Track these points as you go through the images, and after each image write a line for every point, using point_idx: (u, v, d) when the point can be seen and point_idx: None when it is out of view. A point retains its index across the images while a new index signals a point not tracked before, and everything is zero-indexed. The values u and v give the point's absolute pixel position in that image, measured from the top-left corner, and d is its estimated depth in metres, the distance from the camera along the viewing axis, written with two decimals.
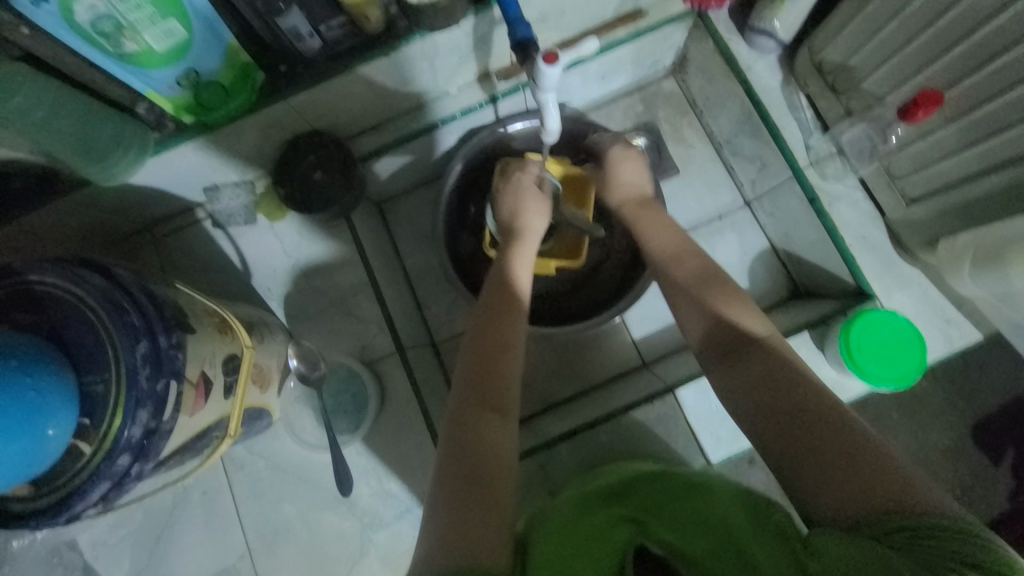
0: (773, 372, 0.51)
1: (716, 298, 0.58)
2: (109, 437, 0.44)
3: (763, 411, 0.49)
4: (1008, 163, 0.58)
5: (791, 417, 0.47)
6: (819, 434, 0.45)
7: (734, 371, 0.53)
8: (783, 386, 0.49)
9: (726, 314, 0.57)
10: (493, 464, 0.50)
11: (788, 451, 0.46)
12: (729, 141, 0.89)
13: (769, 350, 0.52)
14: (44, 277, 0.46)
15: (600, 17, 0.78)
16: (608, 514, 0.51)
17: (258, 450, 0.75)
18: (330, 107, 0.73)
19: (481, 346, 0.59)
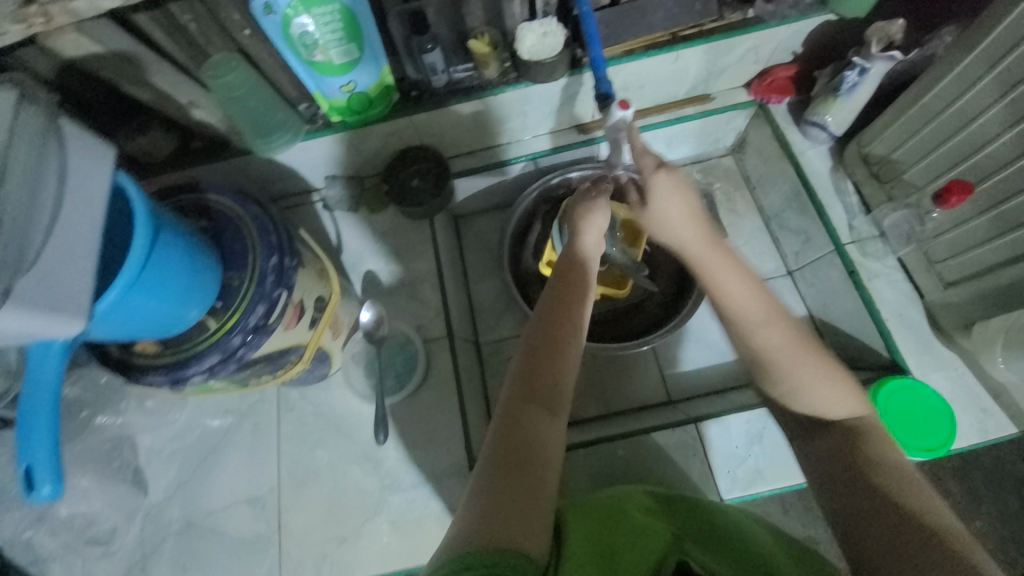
0: (833, 428, 0.56)
1: (775, 344, 0.59)
2: (233, 319, 0.56)
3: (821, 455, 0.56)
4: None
5: (862, 481, 0.52)
6: (877, 499, 0.50)
7: (812, 424, 0.58)
8: (858, 459, 0.53)
9: (792, 372, 0.58)
10: (538, 454, 0.52)
11: (844, 493, 0.53)
12: (777, 215, 0.97)
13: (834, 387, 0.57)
14: (219, 197, 0.62)
15: (673, 94, 0.93)
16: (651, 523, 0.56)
17: (309, 397, 0.84)
18: (440, 128, 0.89)
19: (537, 361, 0.58)
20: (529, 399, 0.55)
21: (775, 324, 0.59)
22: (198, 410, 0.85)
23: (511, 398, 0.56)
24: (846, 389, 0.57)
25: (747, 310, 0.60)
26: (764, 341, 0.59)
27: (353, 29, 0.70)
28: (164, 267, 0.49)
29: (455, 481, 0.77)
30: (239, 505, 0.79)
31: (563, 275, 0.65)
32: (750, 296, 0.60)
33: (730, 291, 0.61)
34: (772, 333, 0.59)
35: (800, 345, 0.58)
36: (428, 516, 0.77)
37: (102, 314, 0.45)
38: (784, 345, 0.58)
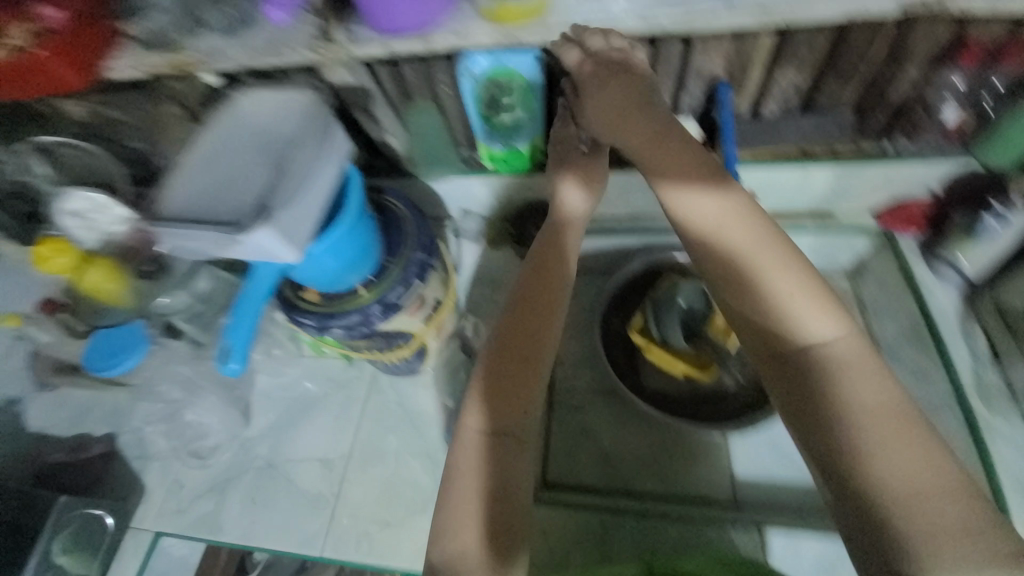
0: (807, 355, 0.58)
1: (766, 272, 0.61)
2: (376, 293, 0.71)
3: (790, 374, 0.59)
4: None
5: (822, 400, 0.55)
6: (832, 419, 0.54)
7: (783, 347, 0.60)
8: (821, 379, 0.56)
9: (759, 305, 0.61)
10: (501, 471, 0.60)
11: (801, 414, 0.57)
12: (890, 344, 0.92)
13: (808, 307, 0.59)
14: (394, 200, 0.79)
15: (795, 205, 0.96)
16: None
17: (396, 387, 0.95)
18: (570, 190, 1.00)
19: (495, 372, 0.65)
20: (498, 394, 0.64)
21: (764, 255, 0.61)
22: (305, 371, 0.99)
23: (485, 416, 0.63)
24: (814, 303, 0.59)
25: (724, 231, 0.62)
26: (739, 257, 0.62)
27: (526, 99, 0.86)
28: (357, 238, 0.65)
29: None
30: (313, 462, 0.90)
31: (512, 298, 0.71)
32: (719, 224, 0.63)
33: (708, 213, 0.63)
34: (760, 267, 0.61)
35: (786, 268, 0.60)
36: None
37: (314, 253, 0.62)
38: (780, 293, 0.60)
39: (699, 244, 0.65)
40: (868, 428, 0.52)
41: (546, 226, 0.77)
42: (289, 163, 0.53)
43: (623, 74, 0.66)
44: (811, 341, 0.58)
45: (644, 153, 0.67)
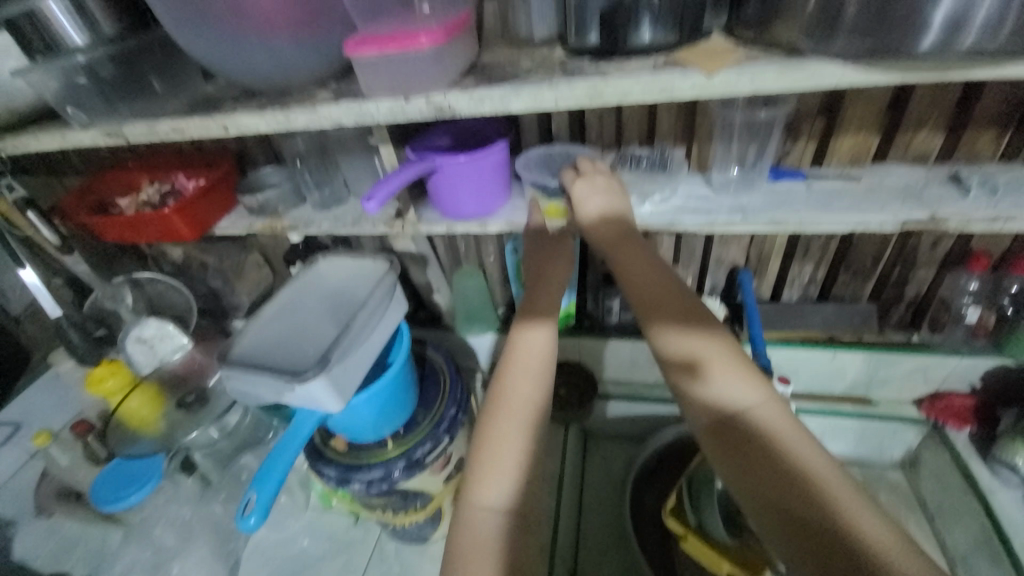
0: (770, 473, 0.47)
1: (720, 382, 0.54)
2: (402, 447, 0.70)
3: (762, 485, 0.47)
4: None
5: (781, 486, 0.46)
6: (806, 513, 0.44)
7: (744, 452, 0.50)
8: (774, 459, 0.48)
9: (723, 425, 0.52)
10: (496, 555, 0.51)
11: (766, 505, 0.47)
12: (968, 560, 0.82)
13: (773, 424, 0.51)
14: (433, 354, 0.84)
15: (830, 389, 0.95)
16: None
17: (402, 555, 0.86)
18: (599, 355, 1.02)
19: (488, 440, 0.58)
20: (484, 470, 0.56)
21: (724, 364, 0.55)
22: (308, 524, 0.92)
23: (500, 498, 0.54)
24: (745, 372, 0.54)
25: (699, 352, 0.56)
26: (676, 344, 0.58)
27: None
28: (395, 388, 0.68)
29: None
30: None
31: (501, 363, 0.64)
32: (695, 345, 0.57)
33: (675, 346, 0.58)
34: (720, 376, 0.54)
35: (747, 379, 0.54)
36: None
37: (353, 404, 0.64)
38: (746, 402, 0.53)
39: (672, 349, 0.58)
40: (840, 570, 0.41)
41: (520, 326, 0.66)
42: (354, 318, 0.59)
43: (603, 180, 0.67)
44: (760, 432, 0.50)
45: (616, 253, 0.64)
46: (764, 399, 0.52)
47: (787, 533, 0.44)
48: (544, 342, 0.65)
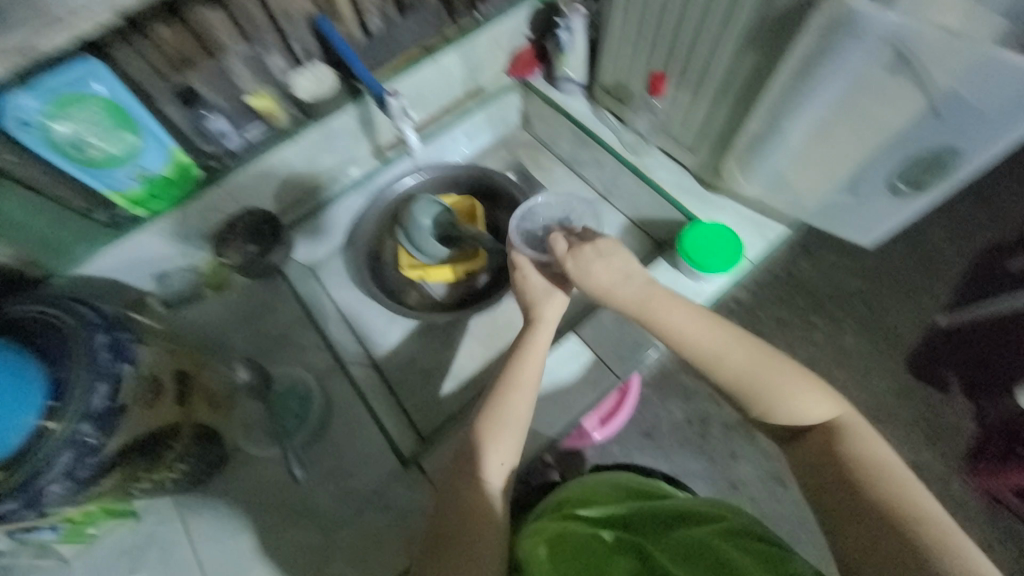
0: (849, 472, 0.63)
1: (684, 324, 0.74)
2: (74, 408, 0.53)
3: (827, 492, 0.64)
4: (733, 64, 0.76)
5: (857, 492, 0.62)
6: (886, 498, 0.60)
7: (798, 446, 0.70)
8: (836, 454, 0.65)
9: (814, 439, 0.69)
10: (473, 515, 0.67)
11: (829, 496, 0.64)
12: (573, 157, 1.16)
13: (830, 439, 0.67)
14: (26, 308, 0.60)
15: (451, 94, 1.09)
16: (622, 557, 0.72)
17: (216, 490, 0.77)
18: (252, 188, 0.93)
19: (466, 497, 0.68)
20: (472, 469, 0.70)
21: (797, 391, 0.70)
22: (86, 570, 0.73)
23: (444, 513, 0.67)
24: (813, 390, 0.70)
25: (759, 379, 0.71)
26: (731, 355, 0.73)
27: (121, 119, 0.73)
28: None
29: (397, 486, 0.77)
30: None
31: (503, 388, 0.74)
32: (748, 367, 0.72)
33: (630, 298, 0.76)
34: (792, 398, 0.70)
35: (813, 399, 0.70)
36: (383, 533, 0.74)
37: None
38: (807, 468, 0.68)
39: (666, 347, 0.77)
40: (896, 529, 0.58)
41: (481, 448, 0.71)
42: None
43: (601, 247, 0.78)
44: (762, 388, 0.71)
45: (608, 301, 0.77)
46: (820, 418, 0.69)
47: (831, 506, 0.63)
48: (540, 356, 0.78)
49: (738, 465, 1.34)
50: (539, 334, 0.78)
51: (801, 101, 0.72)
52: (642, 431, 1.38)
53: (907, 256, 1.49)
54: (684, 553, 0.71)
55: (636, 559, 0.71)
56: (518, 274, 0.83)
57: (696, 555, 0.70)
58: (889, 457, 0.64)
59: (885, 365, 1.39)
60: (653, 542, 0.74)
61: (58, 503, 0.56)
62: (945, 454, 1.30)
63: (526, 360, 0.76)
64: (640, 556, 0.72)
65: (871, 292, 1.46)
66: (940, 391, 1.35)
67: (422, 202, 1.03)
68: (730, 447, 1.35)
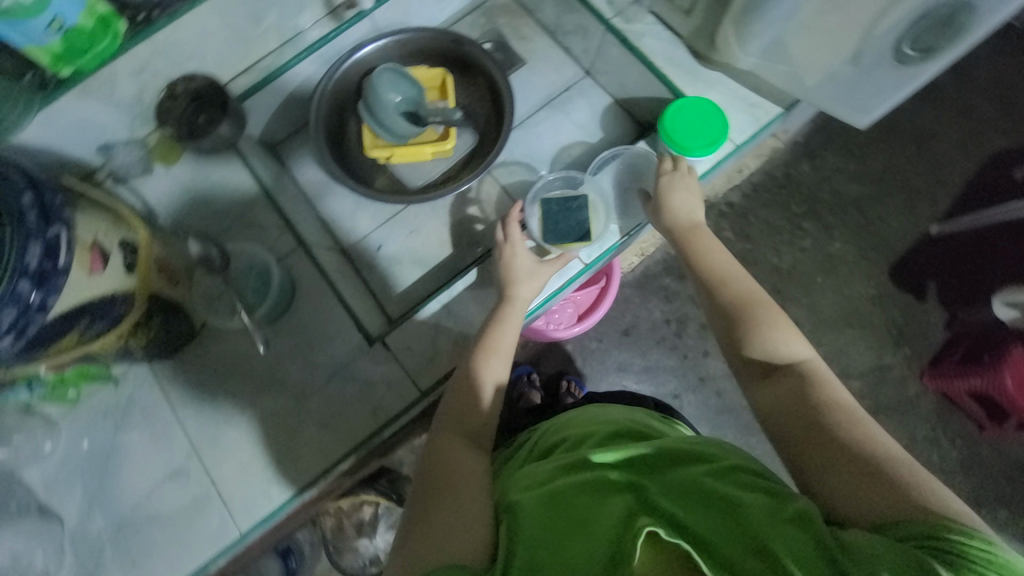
0: (821, 404, 0.60)
1: (707, 257, 0.75)
2: (9, 266, 0.51)
3: (798, 432, 0.60)
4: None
5: (828, 432, 0.58)
6: (860, 443, 0.56)
7: (769, 384, 0.65)
8: (815, 395, 0.61)
9: (782, 374, 0.65)
10: (450, 478, 0.63)
11: (803, 441, 0.59)
12: (557, 25, 1.03)
13: (802, 382, 0.63)
14: None
15: None
16: (615, 495, 0.57)
17: (189, 361, 0.80)
18: (191, 46, 0.83)
19: (446, 456, 0.65)
20: (454, 439, 0.67)
21: (780, 325, 0.68)
22: (74, 429, 0.78)
23: (427, 463, 0.66)
24: (792, 332, 0.68)
25: (755, 307, 0.70)
26: (738, 292, 0.72)
27: None
28: None
29: (364, 359, 0.80)
30: (165, 483, 0.75)
31: (484, 350, 0.74)
32: (751, 295, 0.72)
33: (682, 223, 0.78)
34: (779, 332, 0.68)
35: (795, 339, 0.67)
36: (350, 401, 0.78)
37: None
38: (780, 407, 0.62)
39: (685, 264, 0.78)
40: (873, 470, 0.53)
41: (450, 415, 0.70)
42: None
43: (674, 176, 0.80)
44: (767, 317, 0.69)
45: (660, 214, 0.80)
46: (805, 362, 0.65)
47: (812, 457, 0.57)
48: (515, 328, 0.76)
49: (709, 362, 1.40)
50: (516, 312, 0.77)
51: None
52: (619, 329, 1.42)
53: (913, 158, 1.41)
54: (687, 494, 0.56)
55: (627, 506, 0.55)
56: (512, 249, 0.80)
57: (696, 499, 0.55)
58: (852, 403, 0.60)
59: (869, 270, 1.37)
60: (651, 481, 0.59)
61: (23, 360, 0.58)
62: (912, 354, 1.33)
63: (507, 325, 0.76)
64: (632, 492, 0.57)
65: (868, 195, 1.40)
66: (919, 299, 1.35)
67: (389, 74, 0.94)
68: (703, 345, 1.40)
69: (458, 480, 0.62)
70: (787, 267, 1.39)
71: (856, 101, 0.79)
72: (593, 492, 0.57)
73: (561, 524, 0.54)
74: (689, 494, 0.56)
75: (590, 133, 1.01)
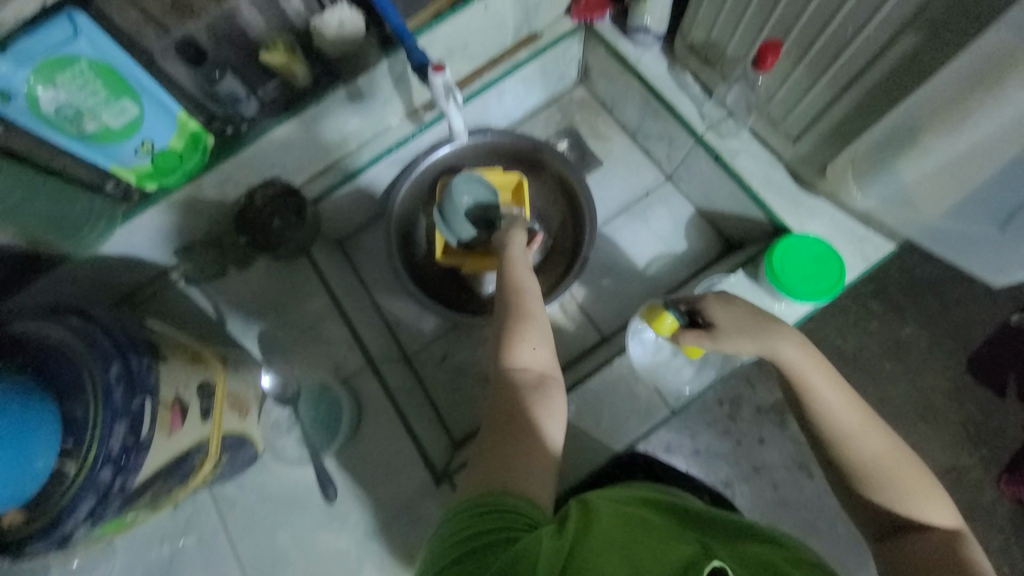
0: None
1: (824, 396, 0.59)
2: (90, 452, 0.48)
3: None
4: (886, 47, 0.61)
5: None
6: None
7: (895, 542, 0.56)
8: (962, 564, 0.51)
9: (922, 540, 0.54)
10: (518, 426, 0.55)
11: None
12: (639, 127, 0.99)
13: (947, 544, 0.53)
14: (29, 325, 0.53)
15: (501, 43, 0.89)
16: (684, 538, 0.45)
17: (248, 484, 0.77)
18: (276, 157, 0.82)
19: (508, 392, 0.58)
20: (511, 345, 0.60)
21: (921, 488, 0.57)
22: (129, 551, 0.75)
23: (502, 383, 0.59)
24: (933, 495, 0.57)
25: (889, 467, 0.57)
26: (865, 444, 0.58)
27: (116, 83, 0.61)
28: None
29: (431, 500, 0.75)
30: None
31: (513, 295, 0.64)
32: (884, 462, 0.57)
33: (790, 357, 0.61)
34: (917, 497, 0.56)
35: (931, 502, 0.56)
36: (414, 546, 0.73)
37: None
38: (909, 558, 0.54)
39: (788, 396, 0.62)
40: None
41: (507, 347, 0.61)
42: None
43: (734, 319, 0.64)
44: (896, 477, 0.57)
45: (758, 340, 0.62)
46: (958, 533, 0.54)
47: None
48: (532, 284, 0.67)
49: (766, 452, 1.12)
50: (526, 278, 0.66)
51: (982, 99, 0.55)
52: None
53: None
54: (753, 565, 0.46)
55: (698, 546, 0.43)
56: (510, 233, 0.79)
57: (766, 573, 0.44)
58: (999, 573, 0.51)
59: (945, 359, 1.18)
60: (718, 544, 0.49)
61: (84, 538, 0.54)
62: None
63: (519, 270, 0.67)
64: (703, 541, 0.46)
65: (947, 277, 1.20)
66: (996, 393, 1.16)
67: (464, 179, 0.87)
68: None
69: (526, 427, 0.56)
70: (852, 351, 1.20)
71: (988, 254, 0.73)
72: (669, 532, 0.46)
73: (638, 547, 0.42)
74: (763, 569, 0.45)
75: (671, 245, 0.96)
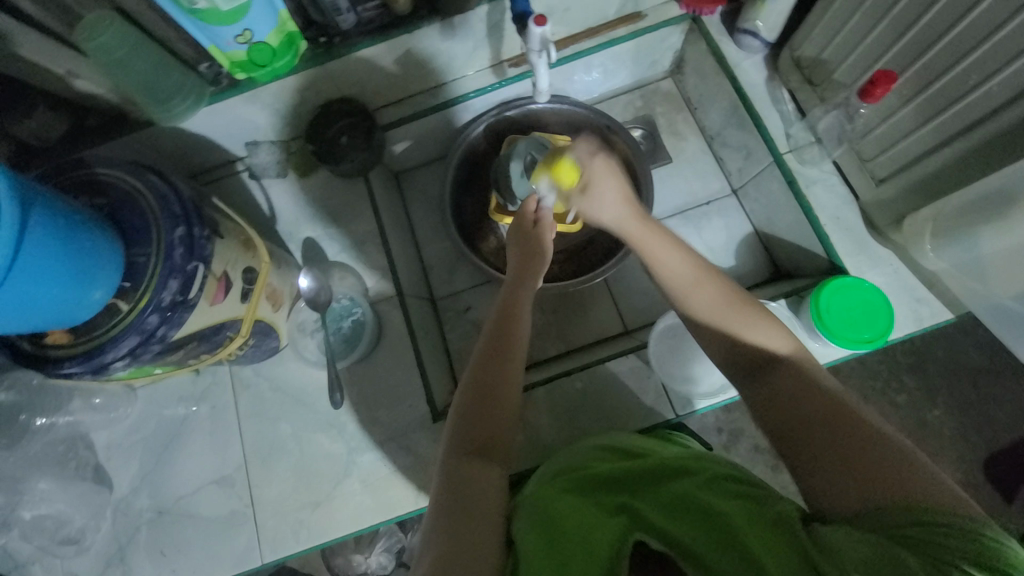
0: (814, 405, 0.52)
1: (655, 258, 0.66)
2: (145, 296, 0.53)
3: (798, 435, 0.51)
4: (1003, 107, 0.58)
5: (821, 420, 0.50)
6: (860, 441, 0.47)
7: (759, 383, 0.57)
8: (806, 388, 0.53)
9: (780, 374, 0.56)
10: (483, 497, 0.53)
11: (794, 438, 0.51)
12: (719, 133, 0.96)
13: (799, 372, 0.55)
14: (110, 171, 0.57)
15: (603, 16, 0.86)
16: (608, 517, 0.52)
17: (265, 373, 0.83)
18: (358, 77, 0.84)
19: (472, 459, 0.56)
20: (484, 396, 0.61)
21: (759, 321, 0.60)
22: (148, 401, 0.82)
23: (460, 434, 0.59)
24: (773, 324, 0.60)
25: (729, 314, 0.61)
26: (702, 298, 0.63)
27: None
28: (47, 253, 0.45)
29: (423, 434, 0.78)
30: (209, 486, 0.78)
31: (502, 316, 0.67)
32: (718, 306, 0.62)
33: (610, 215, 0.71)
34: (757, 330, 0.59)
35: (771, 327, 0.59)
36: (398, 470, 0.77)
37: None
38: (771, 398, 0.55)
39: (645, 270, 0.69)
40: (868, 466, 0.45)
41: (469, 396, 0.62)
42: None
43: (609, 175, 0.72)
44: (738, 318, 0.61)
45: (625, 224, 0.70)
46: (807, 356, 0.57)
47: (809, 447, 0.49)
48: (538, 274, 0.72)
49: None
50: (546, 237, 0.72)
51: None
52: None
53: None
54: (677, 504, 0.50)
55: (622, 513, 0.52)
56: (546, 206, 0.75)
57: (686, 512, 0.49)
58: (850, 399, 0.52)
59: (963, 451, 1.11)
60: (638, 497, 0.54)
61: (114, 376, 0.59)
62: None
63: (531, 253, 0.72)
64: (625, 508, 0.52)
65: (991, 369, 1.12)
66: (1005, 498, 1.09)
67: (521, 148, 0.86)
68: None
69: (490, 498, 0.54)
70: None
71: None
72: (584, 506, 0.54)
73: (563, 546, 0.48)
74: (687, 505, 0.50)
75: (718, 259, 0.94)
